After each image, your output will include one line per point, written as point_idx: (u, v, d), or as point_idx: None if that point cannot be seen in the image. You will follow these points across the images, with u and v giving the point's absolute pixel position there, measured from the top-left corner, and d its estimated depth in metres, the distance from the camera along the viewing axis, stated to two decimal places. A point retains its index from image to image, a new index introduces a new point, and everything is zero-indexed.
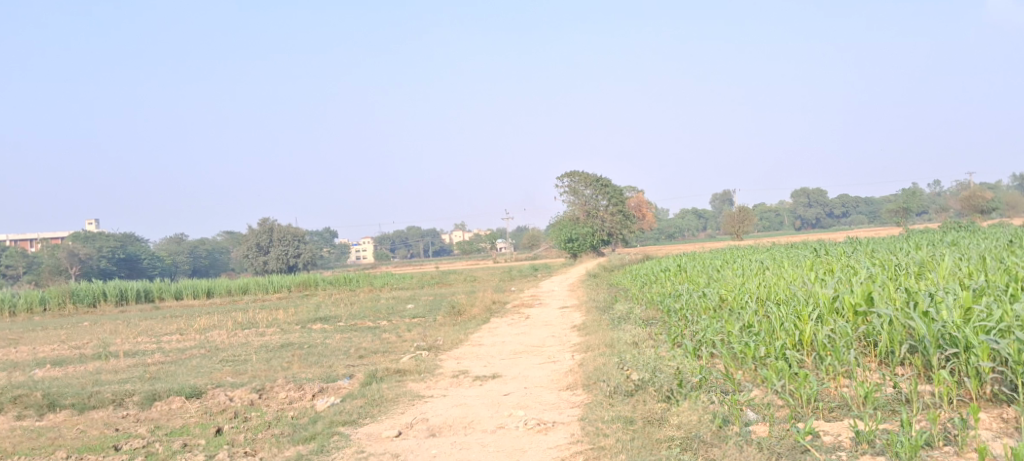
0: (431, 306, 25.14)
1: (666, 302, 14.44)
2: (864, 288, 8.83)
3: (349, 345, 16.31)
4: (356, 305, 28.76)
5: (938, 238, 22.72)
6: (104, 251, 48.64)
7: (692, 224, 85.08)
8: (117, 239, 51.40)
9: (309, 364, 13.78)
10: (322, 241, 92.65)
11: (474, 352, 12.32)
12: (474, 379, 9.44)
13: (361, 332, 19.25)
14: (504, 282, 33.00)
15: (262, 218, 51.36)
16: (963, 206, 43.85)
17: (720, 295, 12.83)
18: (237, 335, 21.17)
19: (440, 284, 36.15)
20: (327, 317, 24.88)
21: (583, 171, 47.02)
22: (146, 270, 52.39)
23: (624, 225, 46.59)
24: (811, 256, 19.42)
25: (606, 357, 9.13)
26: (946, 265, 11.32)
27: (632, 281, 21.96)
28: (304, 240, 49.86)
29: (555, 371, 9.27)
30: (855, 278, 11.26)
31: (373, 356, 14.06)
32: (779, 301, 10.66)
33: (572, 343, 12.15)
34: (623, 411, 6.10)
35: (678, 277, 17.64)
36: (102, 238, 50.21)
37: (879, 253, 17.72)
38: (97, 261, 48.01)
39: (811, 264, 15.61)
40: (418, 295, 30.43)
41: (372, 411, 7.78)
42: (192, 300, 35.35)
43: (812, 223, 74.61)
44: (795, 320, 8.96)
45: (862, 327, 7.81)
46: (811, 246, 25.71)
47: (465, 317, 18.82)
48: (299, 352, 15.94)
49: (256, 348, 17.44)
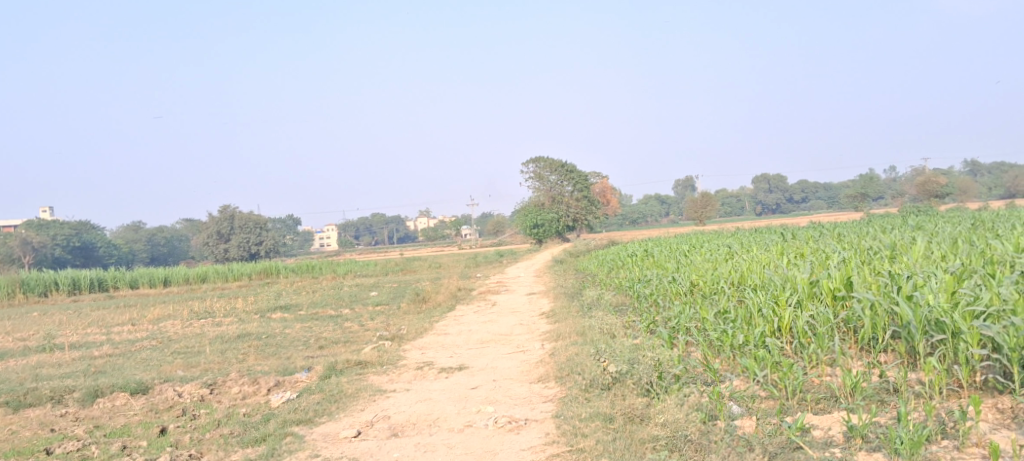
0: (395, 293, 24.53)
1: (635, 288, 14.10)
2: (843, 272, 8.56)
3: (310, 335, 15.67)
4: (318, 292, 27.97)
5: (901, 222, 22.76)
6: (57, 239, 46.90)
7: (656, 210, 85.49)
8: (71, 228, 49.03)
9: (266, 356, 13.15)
10: (284, 228, 90.90)
11: (440, 342, 11.83)
12: (439, 371, 8.95)
13: (323, 321, 18.58)
14: (469, 269, 32.45)
15: (222, 205, 50.02)
16: (919, 190, 44.44)
17: (691, 280, 12.53)
18: (193, 325, 20.35)
19: (404, 271, 35.55)
20: (288, 305, 24.16)
21: (548, 157, 46.78)
22: (102, 258, 50.32)
23: (588, 211, 46.37)
24: (777, 240, 19.29)
25: (579, 346, 8.72)
26: (922, 246, 11.13)
27: (598, 267, 21.66)
28: (266, 227, 48.73)
29: (525, 362, 8.84)
30: (828, 262, 11.01)
31: (334, 346, 13.46)
32: (753, 285, 10.37)
33: (541, 331, 11.71)
34: (601, 406, 5.70)
35: (646, 262, 17.34)
36: (57, 226, 47.98)
37: (847, 237, 17.58)
38: (50, 250, 46.25)
39: (780, 248, 15.43)
40: (382, 282, 29.81)
41: (329, 408, 7.24)
42: (148, 289, 34.22)
43: (773, 209, 75.30)
44: (773, 305, 8.66)
45: (844, 313, 7.50)
46: (776, 231, 25.64)
47: (430, 305, 18.32)
48: (257, 342, 15.28)
49: (213, 338, 16.72)
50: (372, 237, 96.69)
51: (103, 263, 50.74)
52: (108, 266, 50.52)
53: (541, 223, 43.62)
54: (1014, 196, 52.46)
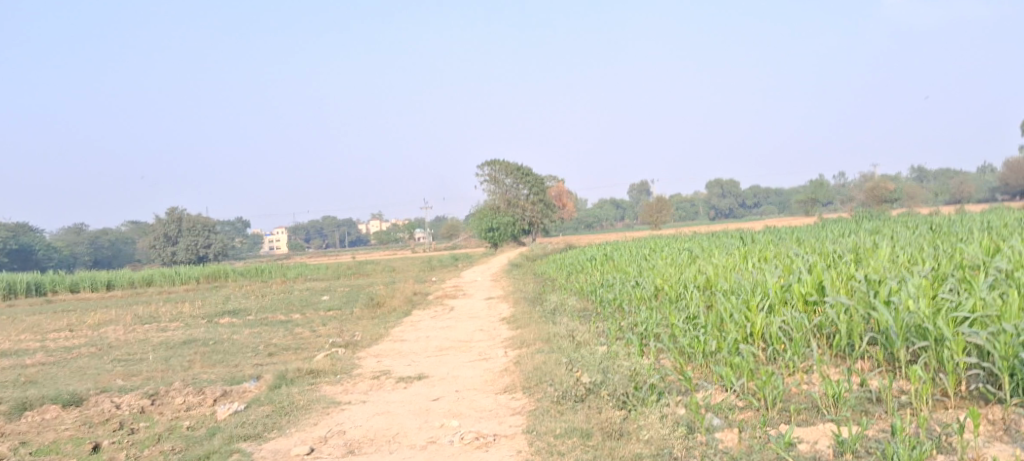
0: (349, 298, 23.84)
1: (598, 293, 13.80)
2: (815, 277, 8.43)
3: (259, 341, 14.97)
4: (268, 297, 27.08)
5: (856, 227, 23.05)
6: None
7: (611, 214, 85.91)
8: (8, 230, 46.82)
9: (212, 364, 12.43)
10: (234, 231, 88.77)
11: (396, 349, 11.31)
12: (397, 380, 8.47)
13: (273, 327, 17.85)
14: (425, 273, 31.86)
15: (169, 208, 48.41)
16: (868, 196, 45.48)
17: (655, 284, 12.30)
18: (135, 331, 19.37)
19: (358, 275, 34.76)
20: (237, 310, 23.27)
21: (504, 160, 45.99)
22: (40, 262, 48.18)
23: (545, 215, 46.20)
24: (737, 244, 19.25)
25: (546, 353, 8.35)
26: (886, 251, 11.15)
27: (558, 271, 21.34)
28: (215, 229, 47.30)
29: (488, 371, 8.43)
30: (796, 267, 10.91)
31: (285, 353, 12.81)
32: (722, 290, 10.19)
33: (503, 338, 11.30)
34: (576, 421, 5.33)
35: (607, 266, 17.07)
36: None
37: (806, 241, 17.61)
38: None
39: (742, 252, 15.35)
40: (335, 286, 29.02)
41: (280, 422, 6.69)
42: (90, 293, 32.79)
43: (725, 214, 76.30)
44: (745, 310, 8.46)
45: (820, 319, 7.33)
46: (733, 235, 25.72)
47: (385, 310, 17.74)
48: (203, 349, 14.52)
49: (156, 344, 15.87)
50: (324, 241, 94.99)
51: (42, 266, 48.65)
52: (47, 270, 48.38)
53: (497, 227, 43.25)
54: (958, 202, 54.10)
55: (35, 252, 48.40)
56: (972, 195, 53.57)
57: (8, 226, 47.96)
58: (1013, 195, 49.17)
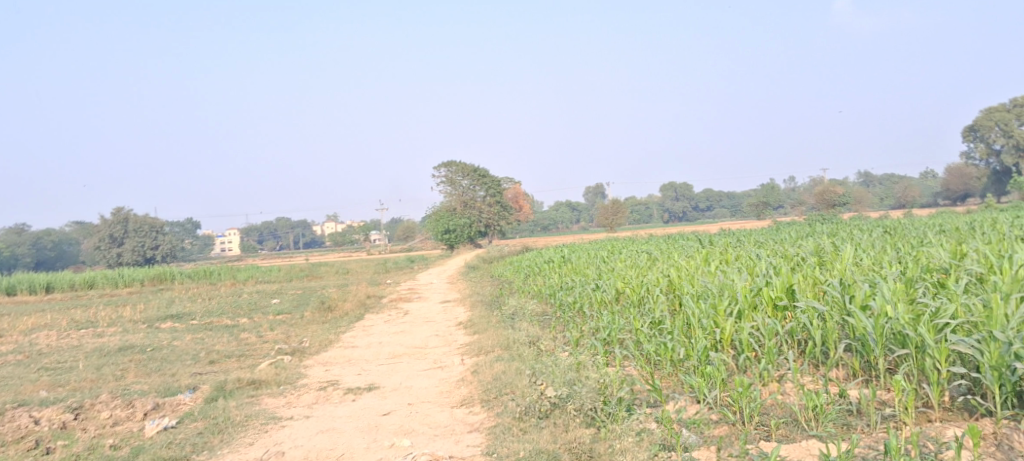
0: (299, 301, 22.96)
1: (558, 296, 13.36)
2: (785, 281, 8.25)
3: (200, 348, 14.10)
4: (214, 300, 26.01)
5: (811, 230, 23.13)
6: None
7: (567, 217, 85.90)
8: None
9: (147, 372, 11.56)
10: (183, 231, 86.26)
11: (346, 357, 10.67)
12: (345, 392, 7.88)
13: (217, 332, 16.95)
14: (378, 276, 31.10)
15: (116, 208, 46.60)
16: (817, 200, 46.22)
17: (615, 287, 11.96)
18: (69, 336, 18.23)
19: (309, 277, 33.78)
20: (181, 314, 22.20)
21: (460, 161, 45.67)
22: None
23: (500, 217, 45.77)
24: (696, 246, 19.06)
25: (505, 362, 7.87)
26: (850, 254, 11.05)
27: (514, 273, 20.89)
28: (163, 230, 45.62)
29: (444, 381, 7.90)
30: (760, 271, 10.75)
31: (227, 361, 12.03)
32: (687, 293, 9.94)
33: (459, 344, 10.75)
34: (541, 442, 4.91)
35: (564, 268, 16.68)
36: None
37: (766, 244, 17.46)
38: None
39: (704, 254, 15.14)
40: (285, 289, 28.05)
41: (211, 442, 6.03)
42: (26, 296, 31.16)
43: (679, 216, 76.88)
44: (714, 316, 8.23)
45: (792, 324, 7.10)
46: (690, 237, 25.59)
47: (337, 313, 17.03)
48: (140, 356, 13.58)
49: (89, 351, 14.86)
50: (277, 243, 92.86)
51: None
52: None
53: (453, 229, 42.50)
54: (902, 207, 55.46)
55: None
56: (916, 200, 54.95)
57: None
58: (953, 199, 50.56)
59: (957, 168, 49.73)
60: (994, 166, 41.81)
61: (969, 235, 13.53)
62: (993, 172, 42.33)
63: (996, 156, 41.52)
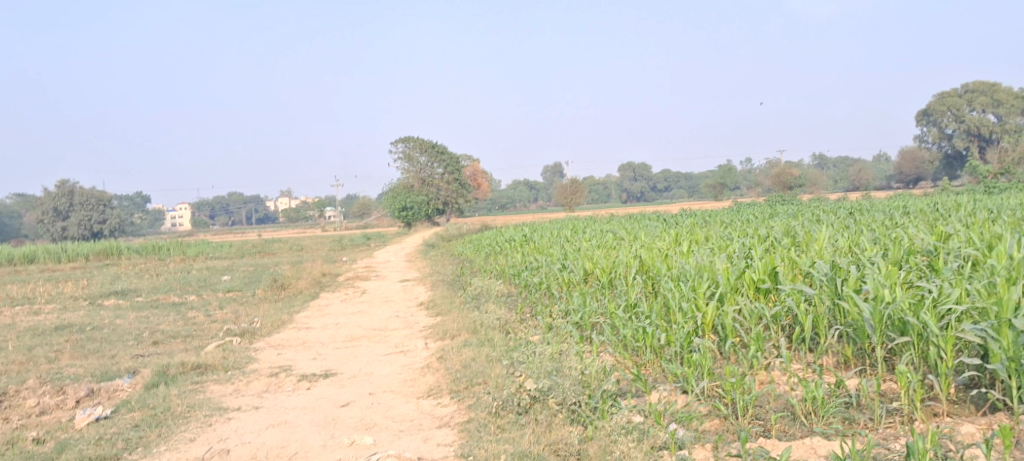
0: (250, 278, 22.03)
1: (523, 276, 12.84)
2: (768, 263, 8.03)
3: (143, 328, 13.22)
4: (161, 276, 24.84)
5: (772, 211, 23.01)
6: None
7: (525, 196, 85.31)
8: None
9: (84, 353, 10.65)
10: (132, 205, 83.28)
11: (300, 340, 10.00)
12: (300, 378, 7.28)
13: (163, 310, 16.03)
14: (334, 253, 30.25)
15: (61, 180, 44.47)
16: (774, 181, 46.60)
17: (584, 268, 11.52)
18: (1, 313, 17.04)
19: (263, 254, 32.67)
20: (125, 291, 21.07)
21: (419, 137, 44.65)
22: None
23: (459, 195, 45.01)
24: (662, 226, 18.71)
25: (474, 348, 7.42)
26: (823, 235, 10.86)
27: (475, 252, 20.33)
28: (110, 203, 43.84)
29: (407, 367, 7.36)
30: (734, 253, 10.50)
31: (172, 343, 11.20)
32: (660, 273, 9.65)
33: (422, 327, 10.19)
34: (525, 442, 4.54)
35: (527, 247, 16.17)
36: None
37: (731, 224, 17.20)
38: None
39: (673, 234, 14.80)
40: (237, 266, 26.98)
41: (148, 436, 5.33)
42: None
43: (637, 197, 77.13)
44: (694, 299, 7.98)
45: (780, 310, 6.88)
46: (652, 217, 25.29)
47: (290, 292, 16.26)
48: (77, 336, 12.60)
49: (21, 330, 13.80)
50: (230, 218, 90.44)
51: None
52: None
53: (410, 206, 41.67)
54: (857, 189, 56.38)
55: None
56: (870, 183, 55.94)
57: None
58: (906, 183, 51.51)
59: (911, 152, 50.57)
60: (946, 150, 42.53)
61: (936, 216, 13.44)
62: (944, 156, 43.00)
63: (948, 140, 42.25)
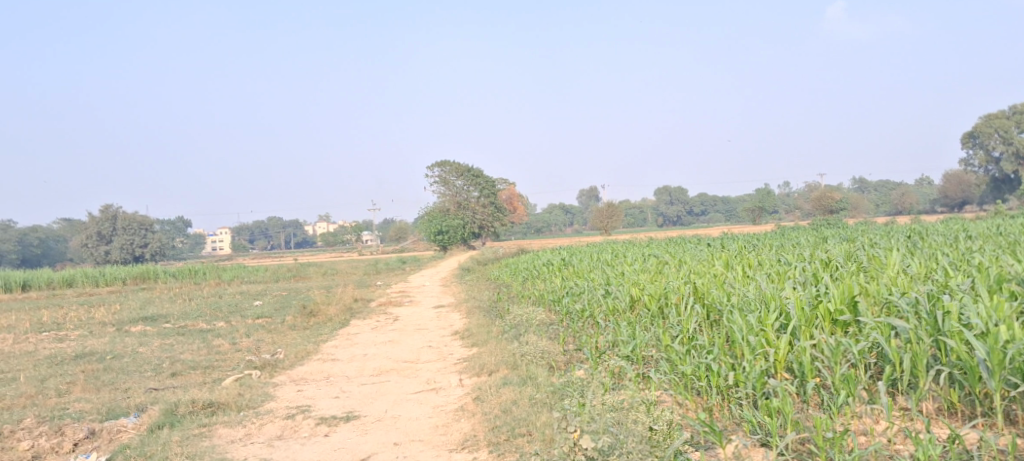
0: (282, 304, 21.45)
1: (564, 304, 11.94)
2: (846, 291, 7.12)
3: (164, 357, 12.56)
4: (194, 301, 24.41)
5: (822, 234, 21.82)
6: None
7: (560, 220, 84.48)
8: None
9: (96, 386, 9.98)
10: (173, 230, 83.99)
11: (324, 373, 9.20)
12: (319, 421, 6.48)
13: (188, 338, 15.41)
14: (369, 277, 29.70)
15: (105, 205, 44.95)
16: (815, 206, 45.43)
17: (630, 293, 10.61)
18: (27, 340, 16.57)
19: (297, 278, 32.28)
20: (155, 316, 20.61)
21: (454, 161, 44.31)
22: None
23: (495, 218, 44.32)
24: (708, 250, 17.68)
25: (515, 387, 6.56)
26: (895, 259, 9.81)
27: (512, 276, 19.53)
28: (152, 228, 43.96)
29: (438, 409, 6.53)
30: (798, 279, 9.52)
31: (190, 375, 10.49)
32: (717, 299, 8.75)
33: (457, 359, 9.33)
34: None
35: (566, 272, 15.28)
36: None
37: (783, 248, 16.12)
38: None
39: (724, 258, 13.76)
40: (270, 290, 26.53)
41: None
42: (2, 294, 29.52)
43: (673, 221, 75.88)
44: (762, 331, 7.10)
45: (865, 346, 6.00)
46: (693, 241, 24.29)
47: (320, 319, 15.56)
48: (94, 366, 11.95)
49: (39, 358, 13.22)
50: (268, 242, 91.16)
51: None
52: None
53: (446, 230, 41.05)
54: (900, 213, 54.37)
55: None
56: (914, 207, 53.84)
57: None
58: (951, 207, 49.46)
59: (956, 175, 48.54)
60: (993, 173, 40.58)
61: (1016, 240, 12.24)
62: (991, 180, 40.98)
63: (996, 163, 40.32)
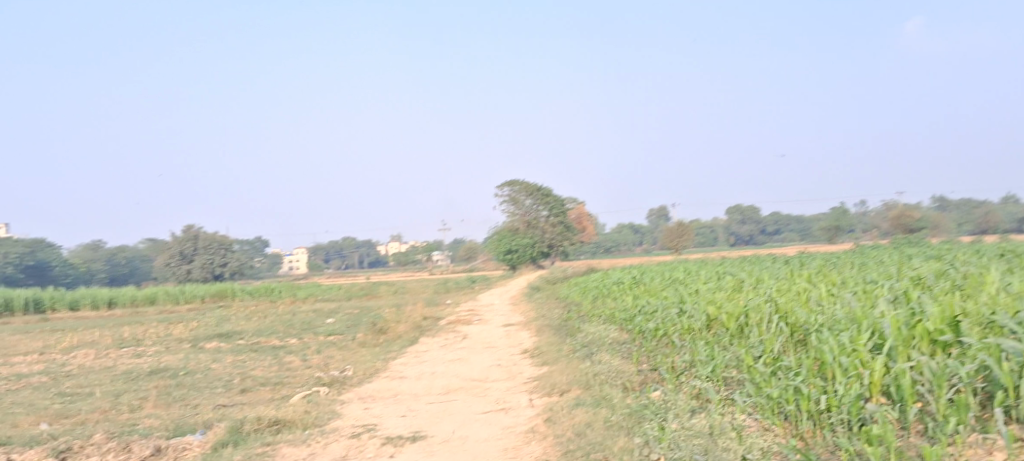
0: (352, 321, 21.54)
1: (637, 322, 11.46)
2: (947, 308, 6.48)
3: (235, 374, 12.64)
4: (268, 318, 24.85)
5: (911, 252, 20.60)
6: (14, 256, 39.27)
7: (629, 239, 83.34)
8: (26, 245, 41.78)
9: (169, 401, 10.05)
10: (251, 249, 86.57)
11: (392, 391, 8.99)
12: (384, 441, 6.23)
13: (261, 355, 15.53)
14: (438, 296, 29.74)
15: (187, 225, 46.58)
16: (894, 225, 43.37)
17: (706, 311, 10.06)
18: (109, 356, 17.05)
19: (368, 296, 32.57)
20: (230, 333, 20.99)
21: (524, 180, 44.02)
22: (59, 279, 43.16)
23: (564, 238, 43.80)
24: (787, 268, 16.85)
25: (589, 409, 6.17)
26: (995, 276, 9.00)
27: (581, 295, 19.08)
28: (231, 248, 45.27)
29: (507, 431, 6.21)
30: (891, 297, 8.80)
31: (259, 392, 10.46)
32: (802, 318, 8.15)
33: (527, 378, 8.99)
34: None
35: (637, 290, 14.78)
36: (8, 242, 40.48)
37: (867, 266, 15.21)
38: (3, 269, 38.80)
39: (807, 276, 13.01)
40: (341, 309, 26.79)
41: None
42: (91, 311, 30.71)
43: (745, 240, 73.79)
44: (854, 351, 6.52)
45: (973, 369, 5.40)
46: (770, 259, 23.31)
47: (389, 336, 15.47)
48: (169, 382, 12.10)
49: (118, 374, 13.51)
50: (341, 262, 92.91)
51: (60, 284, 43.31)
52: (69, 288, 43.10)
53: (515, 249, 40.84)
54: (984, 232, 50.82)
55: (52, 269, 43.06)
56: (1000, 225, 50.47)
57: (26, 242, 42.35)
58: None
59: None
60: None
61: None
62: None
63: None
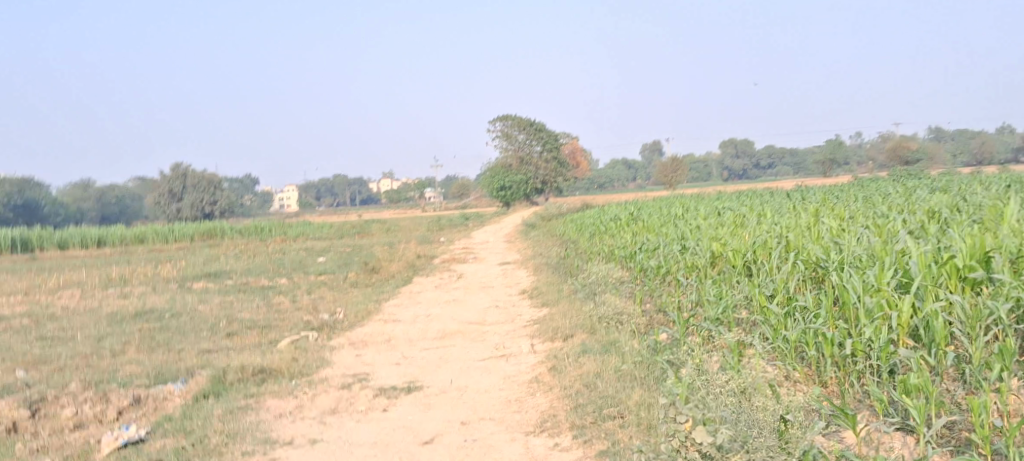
0: (343, 260, 21.11)
1: (639, 260, 10.96)
2: (980, 244, 5.97)
3: (224, 316, 12.18)
4: (259, 257, 24.41)
5: (913, 184, 20.16)
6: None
7: (623, 175, 82.76)
8: (12, 184, 40.83)
9: (152, 346, 9.59)
10: (242, 188, 85.53)
11: (386, 336, 8.53)
12: (377, 393, 5.78)
13: (250, 295, 15.09)
14: (431, 234, 29.28)
15: (175, 163, 45.55)
16: (889, 158, 42.73)
17: (711, 249, 9.55)
18: (96, 297, 16.57)
19: (361, 234, 32.13)
20: (220, 272, 20.53)
21: (517, 115, 43.17)
22: (46, 217, 42.38)
23: (558, 173, 43.23)
24: (788, 202, 16.37)
25: (597, 356, 5.69)
26: (1016, 207, 8.48)
27: (578, 232, 18.64)
28: (221, 186, 44.56)
29: (509, 381, 5.75)
30: (907, 231, 8.28)
31: (247, 335, 10.01)
32: (815, 255, 7.64)
33: (527, 321, 8.54)
34: None
35: (637, 227, 14.28)
36: None
37: (874, 199, 14.72)
38: None
39: (815, 210, 12.50)
40: (334, 247, 26.39)
41: None
42: (80, 250, 30.16)
43: (739, 175, 73.28)
44: (878, 289, 6.01)
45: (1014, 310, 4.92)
46: (768, 193, 22.84)
47: (382, 276, 15.03)
48: (153, 324, 11.63)
49: (102, 316, 13.04)
50: (334, 200, 92.12)
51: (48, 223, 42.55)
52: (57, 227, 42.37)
53: (509, 186, 40.24)
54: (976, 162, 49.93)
55: (40, 208, 42.23)
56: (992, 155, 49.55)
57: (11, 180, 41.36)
58: None
59: None
60: None
61: None
62: None
63: None
